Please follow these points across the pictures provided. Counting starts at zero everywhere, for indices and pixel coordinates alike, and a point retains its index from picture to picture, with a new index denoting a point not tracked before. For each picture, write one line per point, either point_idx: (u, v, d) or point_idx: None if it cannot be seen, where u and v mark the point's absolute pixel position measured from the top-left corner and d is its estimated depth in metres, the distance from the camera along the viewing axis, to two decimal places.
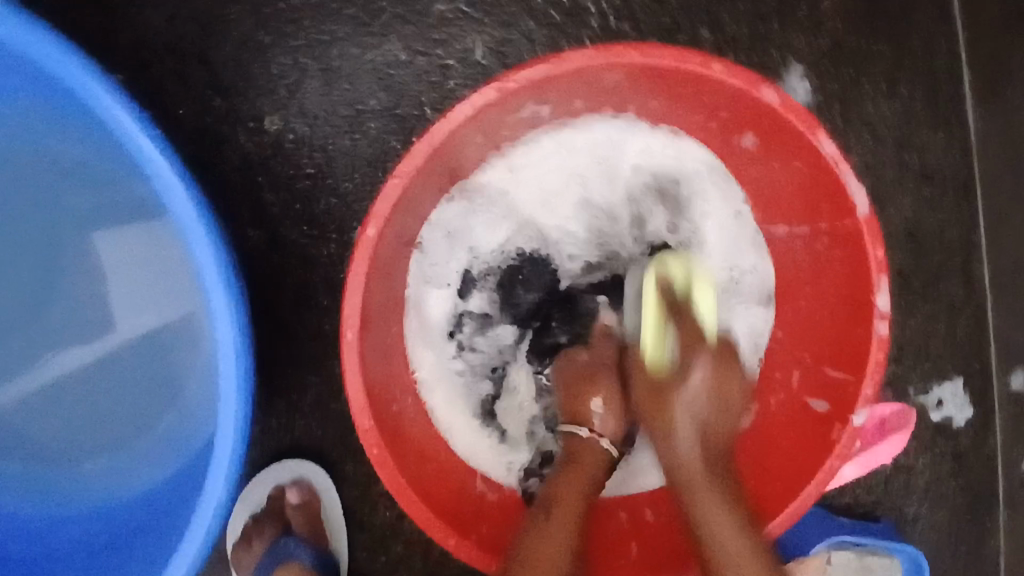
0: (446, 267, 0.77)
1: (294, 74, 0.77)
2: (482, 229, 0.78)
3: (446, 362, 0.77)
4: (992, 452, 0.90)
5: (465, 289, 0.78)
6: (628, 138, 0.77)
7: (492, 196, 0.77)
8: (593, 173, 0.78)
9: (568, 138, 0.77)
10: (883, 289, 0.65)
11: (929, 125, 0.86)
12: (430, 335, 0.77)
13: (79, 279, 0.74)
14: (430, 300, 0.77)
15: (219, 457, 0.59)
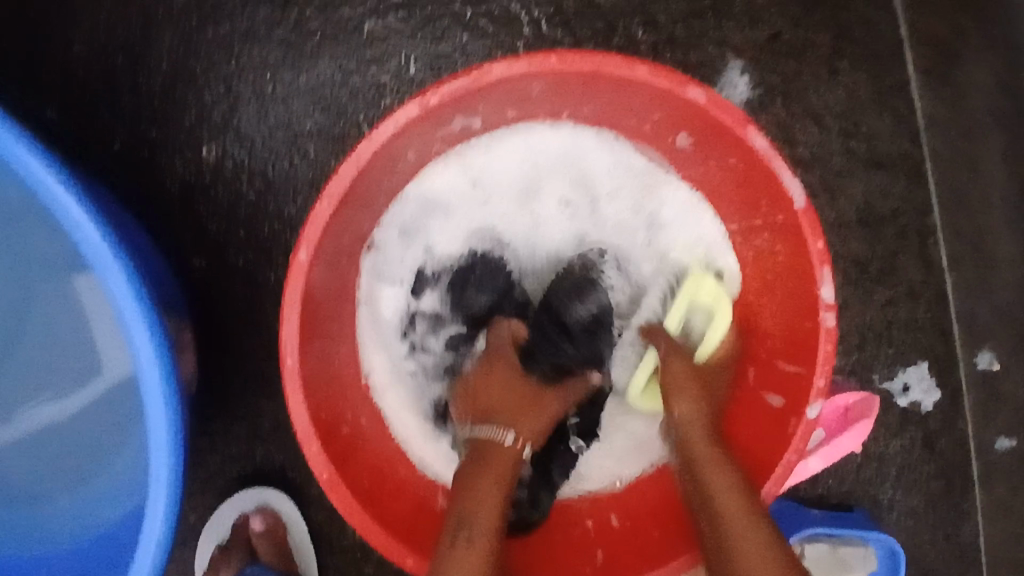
0: (397, 265, 0.76)
1: (229, 100, 0.77)
2: (432, 228, 0.76)
3: (399, 361, 0.76)
4: (963, 434, 0.89)
5: (418, 287, 0.77)
6: (582, 134, 0.75)
7: (443, 196, 0.76)
8: (545, 172, 0.77)
9: (520, 140, 0.75)
10: (826, 281, 0.64)
11: (874, 111, 0.86)
12: (382, 333, 0.76)
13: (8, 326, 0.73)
14: (382, 298, 0.76)
15: (155, 497, 0.58)
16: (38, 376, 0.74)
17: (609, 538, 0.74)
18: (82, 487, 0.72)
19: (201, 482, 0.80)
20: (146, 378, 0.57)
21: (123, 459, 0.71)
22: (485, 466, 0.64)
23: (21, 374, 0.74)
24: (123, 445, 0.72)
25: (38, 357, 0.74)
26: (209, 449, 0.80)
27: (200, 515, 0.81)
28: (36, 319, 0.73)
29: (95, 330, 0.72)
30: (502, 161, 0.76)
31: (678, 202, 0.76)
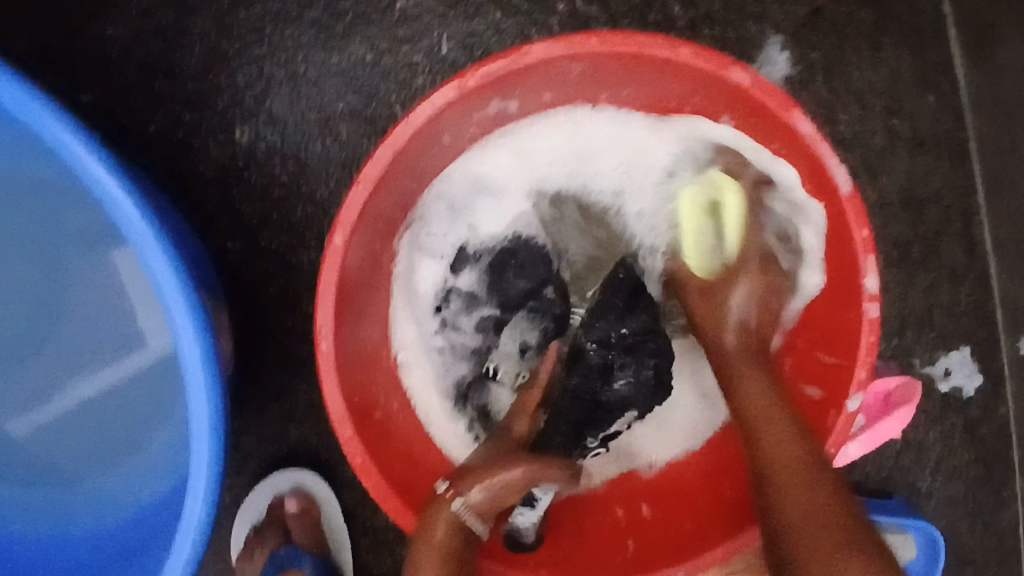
0: (440, 239, 0.77)
1: (261, 83, 0.77)
2: (476, 206, 0.77)
3: (428, 337, 0.76)
4: (1006, 422, 0.87)
5: (458, 263, 0.77)
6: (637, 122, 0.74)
7: (490, 174, 0.76)
8: (593, 159, 0.76)
9: (575, 124, 0.74)
10: (871, 271, 0.63)
11: (918, 89, 0.83)
12: (416, 306, 0.76)
13: (49, 308, 0.74)
14: (421, 270, 0.76)
15: (196, 477, 0.58)
16: (78, 358, 0.75)
17: (640, 528, 0.73)
18: (122, 466, 0.73)
19: (236, 464, 0.81)
20: (187, 359, 0.57)
21: (165, 438, 0.72)
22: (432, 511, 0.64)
23: (61, 357, 0.75)
24: (165, 424, 0.73)
25: (80, 339, 0.75)
26: (243, 431, 0.80)
27: (236, 497, 0.81)
28: (79, 301, 0.74)
29: (138, 312, 0.73)
30: (553, 141, 0.75)
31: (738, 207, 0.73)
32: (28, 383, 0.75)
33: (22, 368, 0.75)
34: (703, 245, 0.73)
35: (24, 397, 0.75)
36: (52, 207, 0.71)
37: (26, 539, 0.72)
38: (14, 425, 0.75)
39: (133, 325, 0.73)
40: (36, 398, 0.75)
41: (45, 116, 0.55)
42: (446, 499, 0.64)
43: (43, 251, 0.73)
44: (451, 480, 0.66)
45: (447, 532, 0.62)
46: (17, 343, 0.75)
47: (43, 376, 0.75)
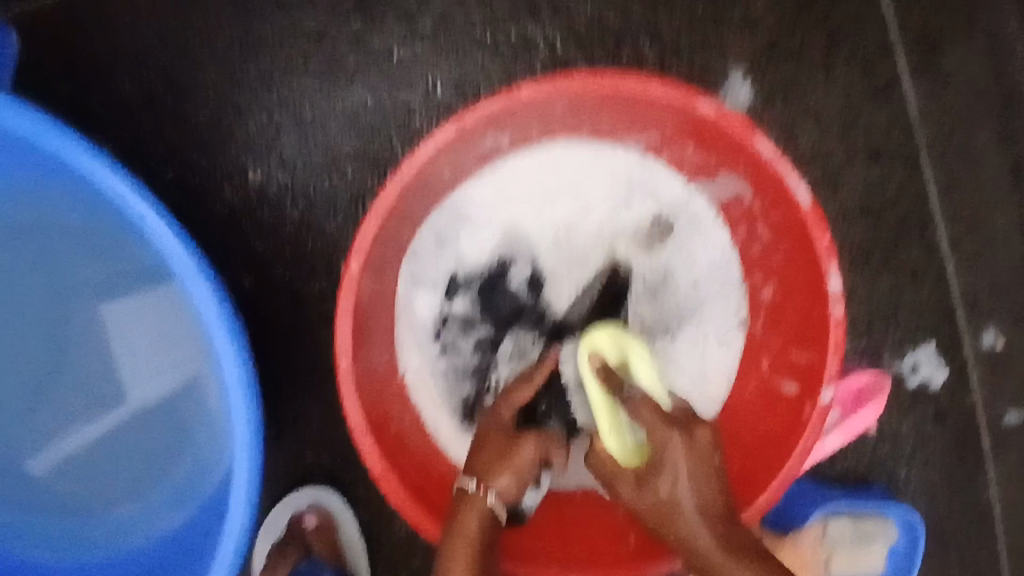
0: (431, 269, 0.82)
1: (270, 128, 0.84)
2: (463, 237, 0.82)
3: (432, 361, 0.82)
4: (974, 409, 0.94)
5: (451, 290, 0.82)
6: (603, 146, 0.81)
7: (473, 206, 0.82)
8: (567, 187, 0.83)
9: (546, 157, 0.82)
10: (833, 273, 0.70)
11: (871, 106, 0.91)
12: (416, 333, 0.81)
13: (72, 351, 0.80)
14: (418, 299, 0.82)
15: (236, 487, 0.65)
16: (99, 395, 0.80)
17: (639, 524, 0.78)
18: (156, 489, 0.79)
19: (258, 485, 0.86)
20: (229, 383, 0.64)
21: (194, 462, 0.79)
22: (458, 517, 0.67)
23: (88, 398, 0.80)
24: (195, 451, 0.79)
25: (101, 378, 0.80)
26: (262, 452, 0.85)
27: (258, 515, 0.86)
28: (103, 346, 0.80)
29: (158, 351, 0.78)
30: (528, 174, 0.82)
31: (693, 218, 0.82)
32: (52, 424, 0.80)
33: (49, 408, 0.80)
34: (623, 429, 0.73)
35: (44, 437, 0.80)
36: (81, 257, 0.78)
37: (69, 562, 0.79)
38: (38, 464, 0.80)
39: (155, 364, 0.79)
40: (62, 441, 0.80)
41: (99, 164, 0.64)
42: (481, 493, 0.68)
43: (70, 297, 0.79)
44: (479, 474, 0.69)
45: (477, 533, 0.66)
46: (41, 384, 0.80)
47: (65, 416, 0.80)
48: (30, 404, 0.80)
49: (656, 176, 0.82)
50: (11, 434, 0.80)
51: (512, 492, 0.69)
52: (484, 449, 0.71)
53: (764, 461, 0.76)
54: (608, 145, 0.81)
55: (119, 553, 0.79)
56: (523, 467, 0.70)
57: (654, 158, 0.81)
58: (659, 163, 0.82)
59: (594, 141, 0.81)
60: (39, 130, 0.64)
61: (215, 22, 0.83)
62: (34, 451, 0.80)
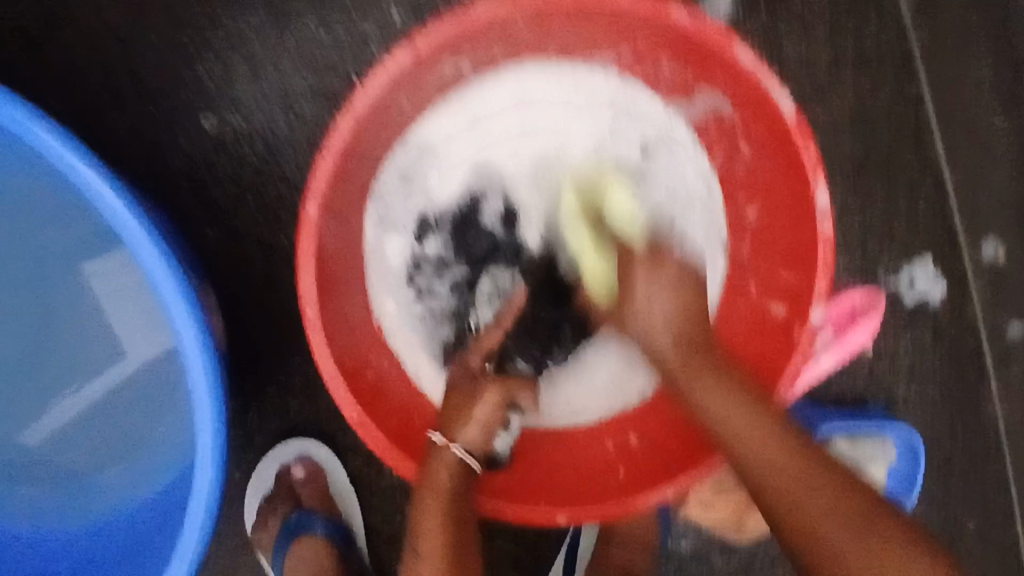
0: (399, 211, 0.78)
1: (221, 71, 0.79)
2: (430, 175, 0.78)
3: (408, 306, 0.79)
4: (975, 323, 0.91)
5: (421, 232, 0.79)
6: (574, 68, 0.77)
7: (439, 142, 0.78)
8: (537, 114, 0.79)
9: (514, 84, 0.77)
10: (821, 187, 0.66)
11: (858, 9, 0.86)
12: (389, 278, 0.78)
13: (38, 320, 0.78)
14: (387, 243, 0.78)
15: (202, 445, 0.63)
16: (72, 364, 0.79)
17: (630, 457, 0.77)
18: (132, 453, 0.78)
19: (242, 441, 0.84)
20: (187, 340, 0.62)
21: (167, 423, 0.77)
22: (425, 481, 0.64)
23: (66, 365, 0.79)
24: (172, 411, 0.77)
25: (76, 345, 0.78)
26: (243, 408, 0.83)
27: (245, 471, 0.84)
28: (74, 312, 0.78)
29: (127, 315, 0.76)
30: (496, 103, 0.78)
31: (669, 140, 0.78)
32: (27, 396, 0.79)
33: (30, 378, 0.79)
34: (601, 262, 0.70)
35: (27, 407, 0.79)
36: (32, 219, 0.74)
37: (55, 533, 0.78)
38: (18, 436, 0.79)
39: (121, 329, 0.77)
40: (45, 408, 0.79)
41: (20, 115, 0.59)
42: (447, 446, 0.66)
43: (26, 265, 0.77)
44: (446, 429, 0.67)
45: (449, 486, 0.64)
46: (10, 355, 0.79)
47: (40, 387, 0.79)
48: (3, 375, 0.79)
49: (630, 98, 0.78)
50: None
51: (482, 441, 0.68)
52: (454, 399, 0.70)
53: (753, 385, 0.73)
54: (579, 66, 0.77)
55: (105, 517, 0.78)
56: (489, 415, 0.69)
57: (628, 77, 0.77)
58: (634, 81, 0.77)
59: (565, 62, 0.76)
60: None
61: None
62: (19, 420, 0.79)
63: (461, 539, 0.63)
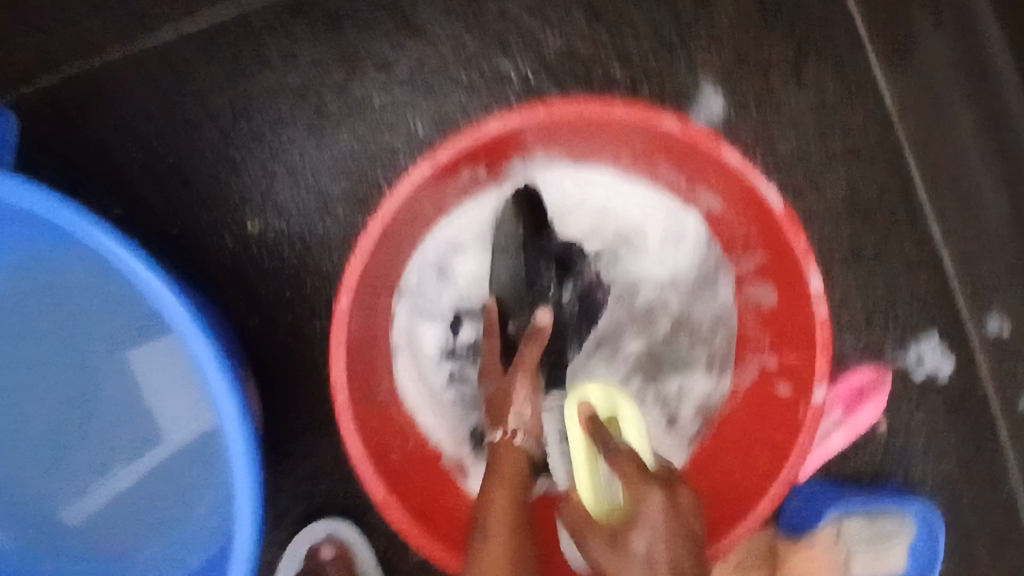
0: (434, 303, 0.87)
1: (265, 180, 0.88)
2: (459, 269, 0.86)
3: (440, 390, 0.86)
4: (986, 398, 0.92)
5: (455, 322, 0.87)
6: (602, 169, 0.85)
7: (463, 235, 0.86)
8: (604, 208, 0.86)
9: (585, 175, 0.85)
10: (813, 273, 0.71)
11: (847, 107, 0.93)
12: (424, 364, 0.86)
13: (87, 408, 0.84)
14: (422, 331, 0.86)
15: (240, 522, 0.68)
16: (120, 446, 0.84)
17: None
18: (174, 530, 0.83)
19: (275, 520, 0.88)
20: (228, 422, 0.68)
21: (209, 500, 0.83)
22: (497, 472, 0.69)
23: (112, 448, 0.84)
24: (213, 487, 0.83)
25: (122, 428, 0.84)
26: (277, 488, 0.88)
27: (277, 550, 0.88)
28: (122, 398, 0.84)
29: (172, 398, 0.83)
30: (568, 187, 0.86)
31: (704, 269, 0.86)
32: (75, 480, 0.84)
33: (78, 461, 0.84)
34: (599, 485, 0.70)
35: (74, 490, 0.84)
36: (92, 314, 0.82)
37: None
38: (65, 519, 0.84)
39: (166, 416, 0.83)
40: (94, 490, 0.84)
41: (85, 224, 0.67)
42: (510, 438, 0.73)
43: (79, 357, 0.83)
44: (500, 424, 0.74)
45: (508, 514, 0.63)
46: (58, 441, 0.84)
47: (87, 470, 0.84)
48: (49, 463, 0.84)
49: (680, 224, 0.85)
50: (44, 488, 0.84)
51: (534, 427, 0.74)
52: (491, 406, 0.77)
53: (762, 465, 0.76)
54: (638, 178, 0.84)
55: None
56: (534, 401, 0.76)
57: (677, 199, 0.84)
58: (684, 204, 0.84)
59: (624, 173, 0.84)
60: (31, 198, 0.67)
61: (210, 85, 0.89)
62: (68, 502, 0.84)
63: (520, 551, 0.60)
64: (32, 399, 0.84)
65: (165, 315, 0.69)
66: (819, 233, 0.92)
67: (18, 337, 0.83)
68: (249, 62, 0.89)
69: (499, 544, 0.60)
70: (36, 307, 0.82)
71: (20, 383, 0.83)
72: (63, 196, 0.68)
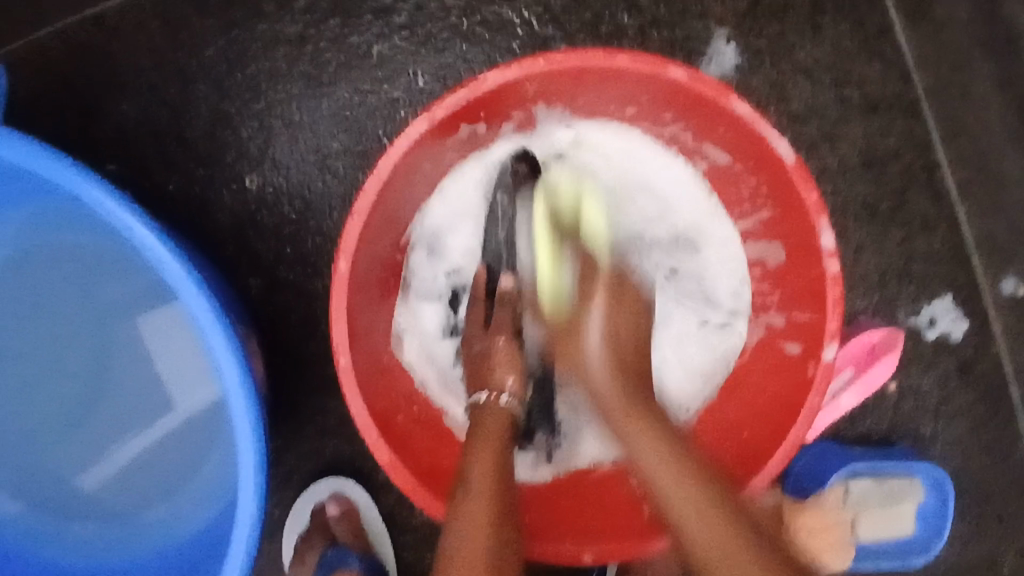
0: (431, 282, 0.84)
1: (263, 136, 0.86)
2: (453, 245, 0.84)
3: (449, 369, 0.83)
4: (1000, 359, 0.91)
5: (454, 299, 0.84)
6: (599, 126, 0.83)
7: (453, 212, 0.84)
8: (603, 169, 0.84)
9: (583, 133, 0.84)
10: (825, 228, 0.69)
11: (863, 58, 0.89)
12: (430, 345, 0.84)
13: (85, 369, 0.83)
14: (423, 312, 0.84)
15: (243, 483, 0.67)
16: (124, 410, 0.84)
17: None
18: (179, 492, 0.83)
19: (280, 480, 0.88)
20: (229, 382, 0.66)
21: (212, 460, 0.82)
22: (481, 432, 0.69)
23: (116, 409, 0.84)
24: (217, 449, 0.82)
25: (125, 390, 0.84)
26: (281, 447, 0.87)
27: (283, 509, 0.88)
28: (126, 359, 0.83)
29: (175, 360, 0.82)
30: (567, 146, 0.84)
31: (711, 224, 0.83)
32: (76, 441, 0.84)
33: (82, 424, 0.84)
34: (562, 275, 0.73)
35: (82, 452, 0.84)
36: (94, 274, 0.81)
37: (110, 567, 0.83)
38: (72, 480, 0.84)
39: (169, 377, 0.83)
40: (99, 452, 0.84)
41: (82, 181, 0.65)
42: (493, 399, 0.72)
43: (77, 317, 0.82)
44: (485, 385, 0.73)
45: (490, 487, 0.63)
46: (61, 406, 0.84)
47: (92, 433, 0.84)
48: (49, 423, 0.84)
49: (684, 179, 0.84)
50: (49, 451, 0.84)
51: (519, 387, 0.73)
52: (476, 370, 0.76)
53: (770, 426, 0.75)
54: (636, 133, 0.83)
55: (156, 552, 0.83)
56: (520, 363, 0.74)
57: (675, 153, 0.83)
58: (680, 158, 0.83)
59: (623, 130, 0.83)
60: (22, 153, 0.65)
61: (205, 37, 0.86)
62: (75, 464, 0.84)
63: (504, 522, 0.62)
64: (28, 361, 0.83)
65: (162, 274, 0.67)
66: (832, 190, 0.90)
67: (12, 298, 0.81)
68: (244, 13, 0.86)
69: (481, 508, 0.62)
70: (34, 268, 0.81)
71: (15, 344, 0.82)
72: (55, 150, 0.66)
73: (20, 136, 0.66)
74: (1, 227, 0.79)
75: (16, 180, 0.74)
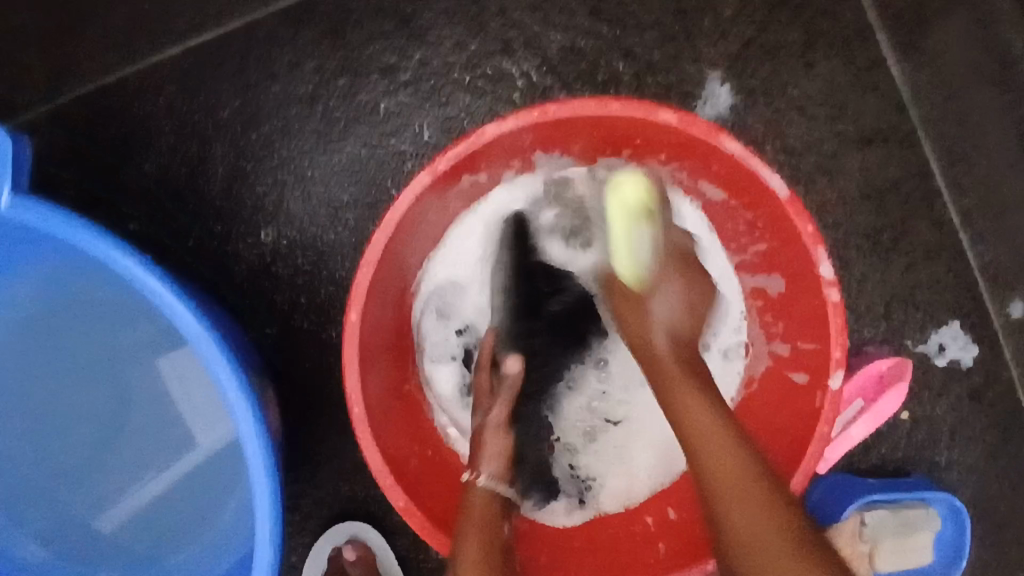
0: (443, 344, 0.87)
1: (277, 191, 0.90)
2: (462, 306, 0.87)
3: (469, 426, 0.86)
4: (1011, 384, 0.91)
5: (467, 358, 0.87)
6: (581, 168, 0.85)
7: (459, 275, 0.87)
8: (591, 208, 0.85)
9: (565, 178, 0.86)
10: (823, 259, 0.70)
11: (856, 93, 0.91)
12: (450, 404, 0.86)
13: (108, 418, 0.86)
14: (439, 374, 0.87)
15: (261, 531, 0.69)
16: (145, 454, 0.87)
17: (669, 531, 0.81)
18: (199, 539, 0.85)
19: (299, 526, 0.90)
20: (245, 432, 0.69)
21: (232, 506, 0.85)
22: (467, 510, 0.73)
23: (138, 456, 0.87)
24: (236, 494, 0.85)
25: (146, 437, 0.86)
26: (299, 493, 0.89)
27: (302, 554, 0.90)
28: (147, 407, 0.86)
29: (195, 406, 0.85)
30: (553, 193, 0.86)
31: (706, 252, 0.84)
32: (97, 487, 0.86)
33: (104, 470, 0.87)
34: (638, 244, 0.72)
35: (103, 496, 0.87)
36: (118, 326, 0.85)
37: None
38: (91, 524, 0.86)
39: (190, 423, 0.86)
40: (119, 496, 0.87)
41: (103, 245, 0.69)
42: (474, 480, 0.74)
43: (101, 369, 0.85)
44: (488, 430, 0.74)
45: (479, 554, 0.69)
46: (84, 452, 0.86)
47: (113, 477, 0.87)
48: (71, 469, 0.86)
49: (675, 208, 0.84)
50: (71, 496, 0.86)
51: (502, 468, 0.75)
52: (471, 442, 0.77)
53: (782, 457, 0.76)
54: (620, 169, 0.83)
55: None
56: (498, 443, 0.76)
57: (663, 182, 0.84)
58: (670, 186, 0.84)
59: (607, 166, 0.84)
60: (47, 219, 0.69)
61: (220, 98, 0.90)
62: (96, 508, 0.86)
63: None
64: (51, 410, 0.86)
65: (180, 329, 0.70)
66: (833, 222, 0.91)
67: (39, 353, 0.85)
68: (257, 75, 0.90)
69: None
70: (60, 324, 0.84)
71: (41, 395, 0.85)
72: (77, 215, 0.69)
73: (42, 203, 0.69)
74: (27, 284, 0.82)
75: (41, 243, 0.77)
